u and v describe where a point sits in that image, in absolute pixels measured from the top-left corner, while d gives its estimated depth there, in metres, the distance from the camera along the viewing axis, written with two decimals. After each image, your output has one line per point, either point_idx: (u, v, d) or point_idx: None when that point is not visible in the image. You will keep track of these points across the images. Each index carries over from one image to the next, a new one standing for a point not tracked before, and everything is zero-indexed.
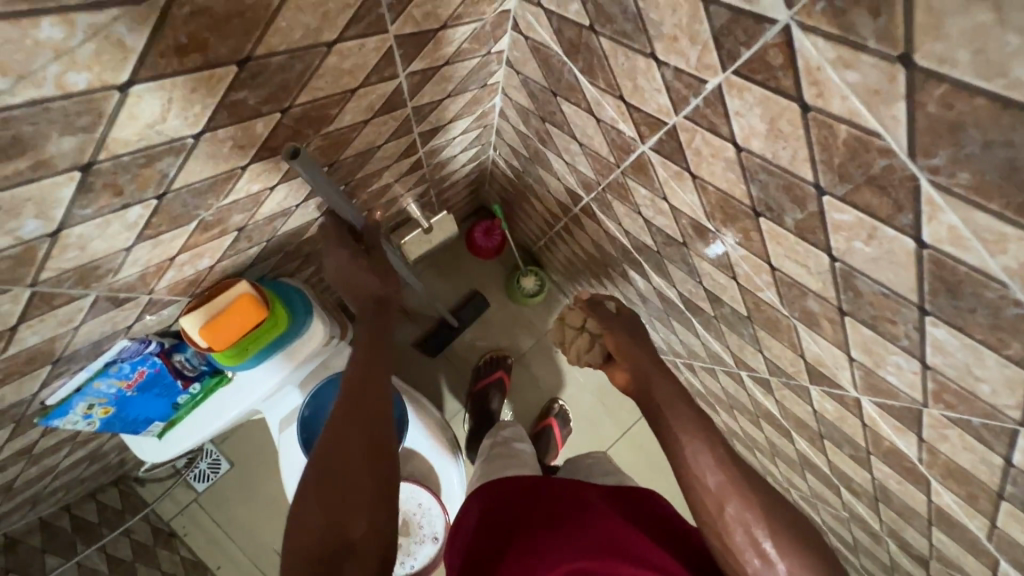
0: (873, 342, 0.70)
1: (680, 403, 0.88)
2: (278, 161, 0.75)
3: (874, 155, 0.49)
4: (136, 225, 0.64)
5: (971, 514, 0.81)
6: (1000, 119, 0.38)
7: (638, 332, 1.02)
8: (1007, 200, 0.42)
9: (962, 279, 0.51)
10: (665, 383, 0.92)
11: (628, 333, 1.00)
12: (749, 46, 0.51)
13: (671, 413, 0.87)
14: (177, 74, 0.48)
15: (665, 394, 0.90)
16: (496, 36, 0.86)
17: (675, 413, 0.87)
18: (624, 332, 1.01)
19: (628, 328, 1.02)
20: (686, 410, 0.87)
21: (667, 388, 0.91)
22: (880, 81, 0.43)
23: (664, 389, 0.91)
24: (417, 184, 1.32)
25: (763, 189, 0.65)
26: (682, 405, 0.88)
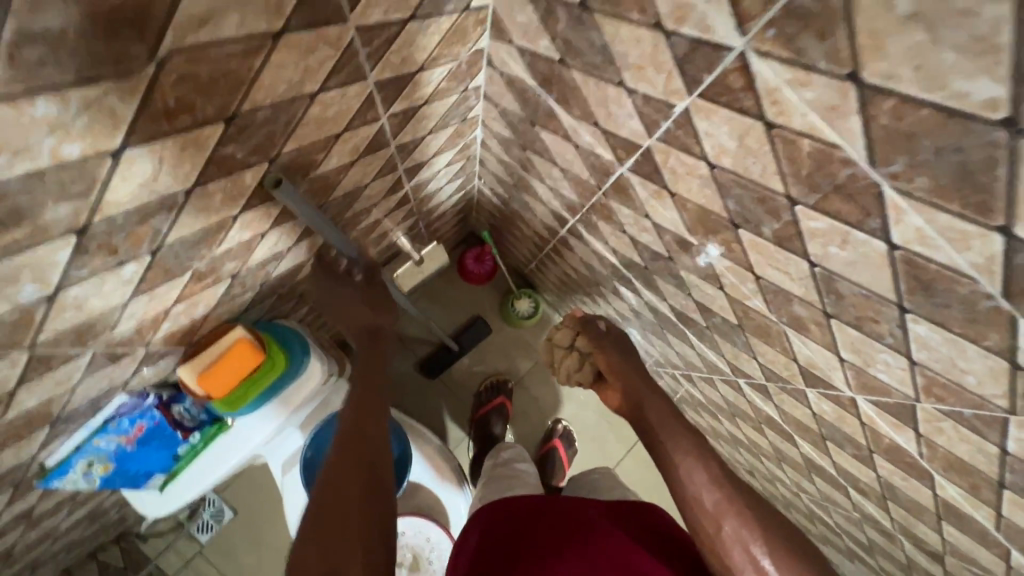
0: (860, 342, 0.72)
1: (677, 422, 0.92)
2: (268, 208, 0.77)
3: (838, 166, 0.51)
4: (131, 281, 0.65)
5: (977, 505, 0.82)
6: (949, 126, 0.40)
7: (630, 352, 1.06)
8: (965, 201, 0.44)
9: (935, 277, 0.53)
10: (661, 404, 0.95)
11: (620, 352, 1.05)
12: (710, 72, 0.54)
13: (668, 433, 0.90)
14: (166, 135, 0.49)
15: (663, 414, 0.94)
16: (472, 73, 0.90)
17: (672, 432, 0.90)
18: (617, 352, 1.06)
19: (620, 349, 1.06)
20: (683, 430, 0.90)
21: (662, 409, 0.95)
22: (834, 98, 0.46)
23: (661, 409, 0.95)
24: (406, 218, 1.35)
25: (739, 202, 0.67)
26: (678, 425, 0.91)
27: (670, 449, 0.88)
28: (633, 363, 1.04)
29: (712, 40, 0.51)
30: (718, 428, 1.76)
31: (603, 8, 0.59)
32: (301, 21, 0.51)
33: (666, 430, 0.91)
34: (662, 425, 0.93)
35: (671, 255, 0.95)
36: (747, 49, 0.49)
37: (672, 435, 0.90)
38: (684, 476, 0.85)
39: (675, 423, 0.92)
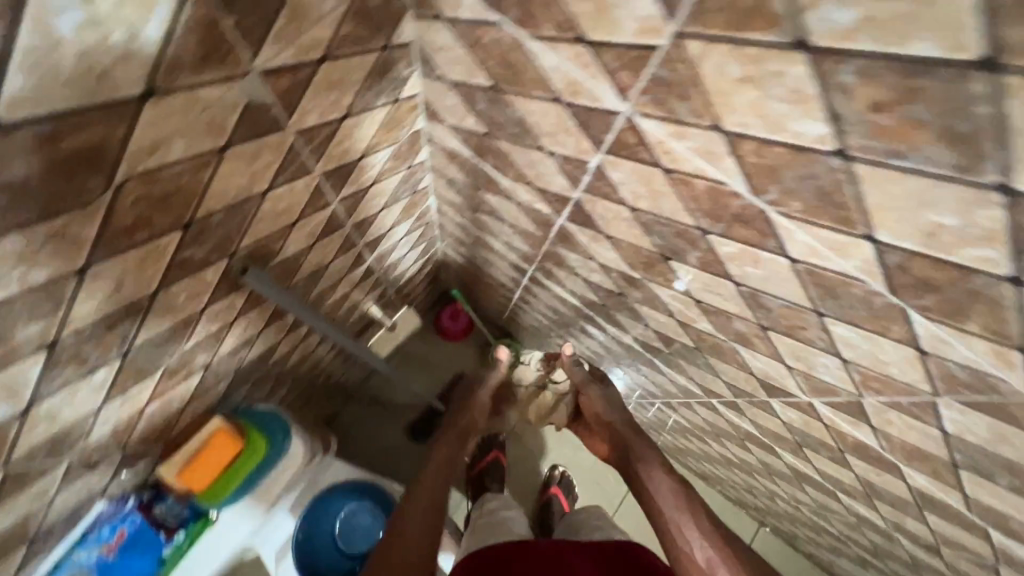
0: (798, 349, 0.77)
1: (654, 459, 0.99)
2: (235, 299, 0.81)
3: (729, 198, 0.58)
4: (102, 386, 0.68)
5: (945, 489, 0.85)
6: (799, 158, 0.48)
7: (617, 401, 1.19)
8: (832, 216, 0.51)
9: (833, 282, 0.59)
10: (645, 445, 1.03)
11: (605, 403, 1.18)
12: (609, 132, 0.62)
13: (645, 470, 0.97)
14: (127, 249, 0.54)
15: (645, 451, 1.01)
16: (415, 151, 0.99)
17: (647, 469, 0.97)
18: (604, 401, 1.19)
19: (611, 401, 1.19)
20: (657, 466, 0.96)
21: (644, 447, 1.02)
22: (708, 144, 0.53)
23: (644, 450, 1.02)
24: (375, 289, 1.41)
25: (662, 237, 0.74)
26: (655, 462, 0.98)
27: (643, 482, 0.95)
28: (620, 412, 1.16)
29: (602, 108, 0.59)
30: (709, 452, 1.78)
31: (511, 88, 0.67)
32: (244, 135, 0.57)
33: (644, 467, 0.98)
34: (641, 462, 0.99)
35: (622, 291, 1.01)
36: (631, 112, 0.57)
37: (649, 473, 0.96)
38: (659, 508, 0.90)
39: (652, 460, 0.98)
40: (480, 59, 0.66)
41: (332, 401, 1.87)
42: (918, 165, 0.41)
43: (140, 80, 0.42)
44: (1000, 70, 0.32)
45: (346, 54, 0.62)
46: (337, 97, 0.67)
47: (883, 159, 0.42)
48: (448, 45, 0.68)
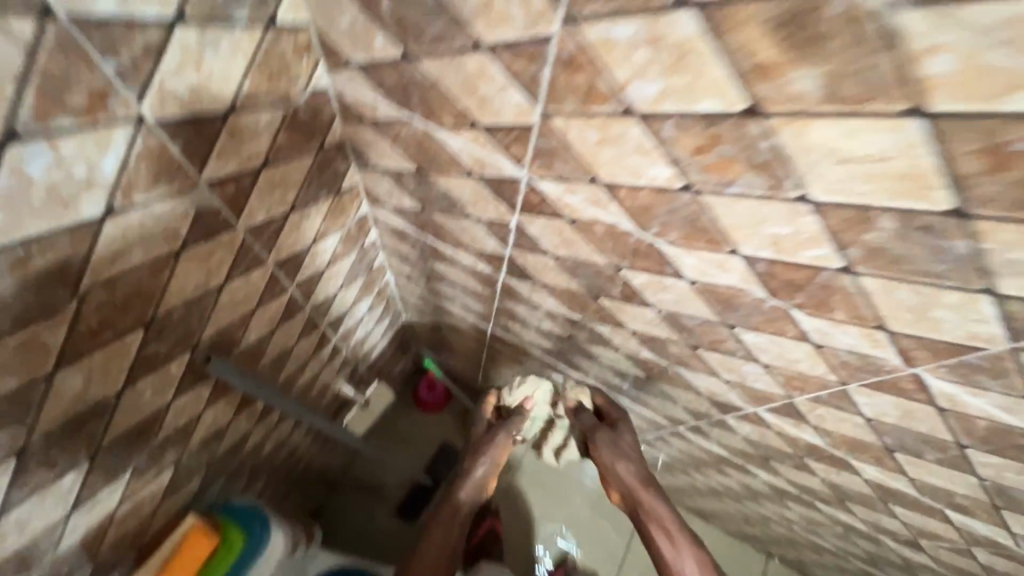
0: (727, 361, 0.85)
1: (666, 514, 0.99)
2: (201, 390, 0.86)
3: (624, 236, 0.68)
4: (71, 491, 0.70)
5: (893, 476, 0.91)
6: (661, 197, 0.58)
7: (623, 430, 1.10)
8: (703, 239, 0.61)
9: (727, 295, 0.68)
10: (653, 497, 1.01)
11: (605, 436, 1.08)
12: (518, 196, 0.72)
13: (661, 528, 0.98)
14: (92, 351, 0.60)
15: (655, 503, 1.00)
16: (363, 233, 1.08)
17: (664, 525, 0.98)
18: (606, 433, 1.09)
19: (615, 434, 1.08)
20: (672, 519, 0.98)
21: (654, 499, 1.00)
22: (594, 194, 0.64)
23: (654, 503, 1.00)
24: (345, 368, 1.45)
25: (587, 277, 0.83)
26: (666, 517, 0.98)
27: (662, 542, 0.97)
28: (628, 451, 1.06)
29: (506, 176, 0.69)
30: (698, 485, 1.79)
31: (432, 170, 0.78)
32: (197, 237, 0.65)
33: (661, 524, 0.98)
34: (657, 518, 0.99)
35: (571, 333, 1.09)
36: (528, 177, 0.67)
37: (666, 531, 0.98)
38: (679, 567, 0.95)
39: (664, 515, 0.99)
40: (403, 149, 0.77)
41: (315, 490, 1.84)
42: (742, 190, 0.51)
43: (100, 203, 0.50)
44: (762, 115, 0.43)
45: (284, 159, 0.72)
46: (281, 195, 0.76)
47: (717, 189, 0.52)
48: (374, 141, 0.79)
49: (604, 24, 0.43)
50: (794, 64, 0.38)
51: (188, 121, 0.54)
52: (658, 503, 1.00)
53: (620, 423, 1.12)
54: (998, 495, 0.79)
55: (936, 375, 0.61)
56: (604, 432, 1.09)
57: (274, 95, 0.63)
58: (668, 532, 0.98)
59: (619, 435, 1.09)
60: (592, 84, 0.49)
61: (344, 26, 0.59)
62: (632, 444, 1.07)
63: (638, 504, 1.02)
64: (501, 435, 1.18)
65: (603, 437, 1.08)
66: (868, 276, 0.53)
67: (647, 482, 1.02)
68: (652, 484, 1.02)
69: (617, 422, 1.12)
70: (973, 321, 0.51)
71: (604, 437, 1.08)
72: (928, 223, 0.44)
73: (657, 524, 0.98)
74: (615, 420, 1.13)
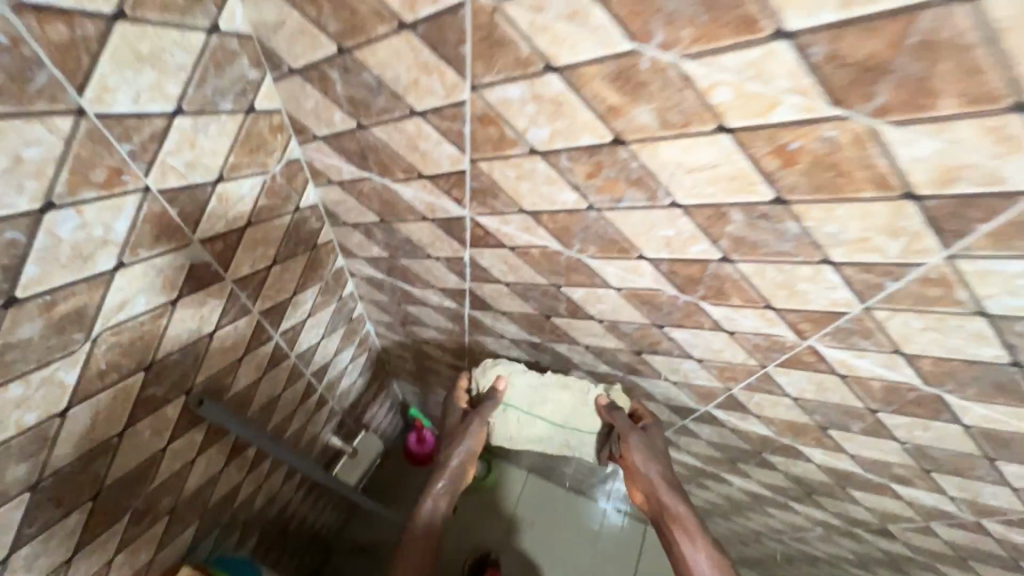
0: (669, 362, 0.96)
1: (688, 516, 0.90)
2: (194, 434, 0.93)
3: (556, 256, 0.81)
4: (74, 532, 0.77)
5: (837, 455, 0.99)
6: (573, 218, 0.71)
7: (652, 428, 1.02)
8: (615, 250, 0.73)
9: (649, 297, 0.80)
10: (676, 499, 0.92)
11: (636, 429, 1.00)
12: (466, 232, 0.85)
13: (685, 533, 0.88)
14: (100, 391, 0.69)
15: (678, 507, 0.91)
16: (340, 285, 1.20)
17: (687, 530, 0.88)
18: (637, 427, 1.00)
19: (642, 428, 1.01)
20: (693, 524, 0.89)
21: (676, 502, 0.92)
22: (524, 223, 0.77)
23: (677, 506, 0.91)
24: (332, 419, 1.51)
25: (536, 299, 0.95)
26: (687, 518, 0.90)
27: (685, 546, 0.88)
28: (659, 453, 0.97)
29: (453, 216, 0.83)
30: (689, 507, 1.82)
31: (393, 218, 0.91)
32: (191, 288, 0.77)
33: (682, 526, 0.89)
34: (679, 521, 0.90)
35: (536, 358, 1.19)
36: (470, 214, 0.80)
37: (690, 535, 0.88)
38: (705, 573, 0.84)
39: (684, 518, 0.89)
40: (366, 203, 0.91)
41: (308, 554, 1.83)
42: (629, 204, 0.64)
43: (112, 258, 0.62)
44: (624, 143, 0.57)
45: (265, 219, 0.85)
46: (264, 250, 0.88)
47: (612, 205, 0.66)
48: (342, 199, 0.93)
49: (499, 89, 0.58)
50: (633, 105, 0.52)
51: (183, 189, 0.67)
52: (677, 505, 0.92)
53: (648, 423, 1.03)
54: (923, 457, 0.88)
55: (825, 343, 0.72)
56: (633, 425, 1.00)
57: (254, 166, 0.77)
58: (692, 537, 0.88)
59: (648, 431, 1.00)
60: (501, 133, 0.63)
61: (308, 107, 0.74)
62: (660, 443, 0.99)
63: (666, 505, 0.92)
64: (477, 419, 1.06)
65: (631, 431, 0.99)
66: (741, 263, 0.65)
67: (671, 483, 0.94)
68: (678, 489, 0.94)
69: (644, 421, 1.05)
70: (828, 290, 0.63)
71: (635, 430, 0.99)
72: (763, 212, 0.57)
73: (680, 527, 0.89)
74: (644, 418, 1.04)
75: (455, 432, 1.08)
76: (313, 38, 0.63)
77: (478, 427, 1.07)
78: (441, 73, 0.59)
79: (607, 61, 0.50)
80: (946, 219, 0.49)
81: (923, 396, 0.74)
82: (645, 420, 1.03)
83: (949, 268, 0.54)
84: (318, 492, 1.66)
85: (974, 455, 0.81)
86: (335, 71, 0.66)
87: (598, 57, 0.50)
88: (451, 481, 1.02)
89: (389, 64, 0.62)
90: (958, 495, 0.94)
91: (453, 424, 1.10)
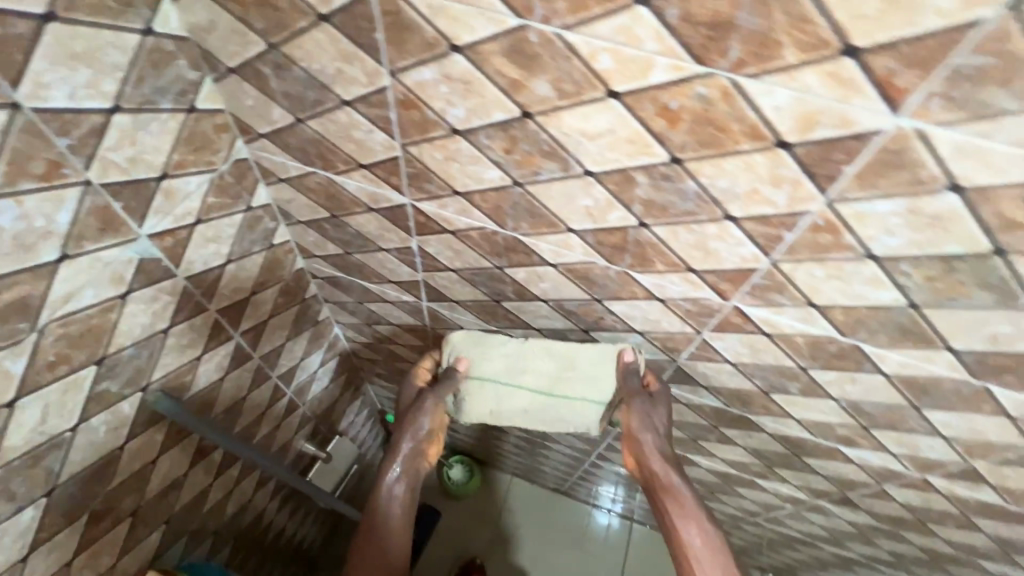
0: (617, 338, 0.99)
1: (682, 489, 0.89)
2: (155, 434, 0.95)
3: (494, 237, 0.85)
4: (29, 529, 0.78)
5: (785, 421, 1.03)
6: (501, 195, 0.75)
7: (659, 395, 0.97)
8: (544, 225, 0.78)
9: (583, 271, 0.84)
10: (673, 471, 0.91)
11: (642, 394, 0.95)
12: (409, 220, 0.89)
13: (676, 506, 0.88)
14: (50, 383, 0.71)
15: (675, 478, 0.90)
16: (302, 286, 1.23)
17: (680, 502, 0.88)
18: (643, 392, 0.95)
19: (648, 393, 0.96)
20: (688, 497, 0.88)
21: (671, 474, 0.91)
22: (459, 205, 0.81)
23: (673, 478, 0.90)
24: (305, 425, 1.53)
25: (485, 284, 0.99)
26: (681, 491, 0.89)
27: (675, 517, 0.87)
28: (658, 421, 0.95)
29: (395, 205, 0.87)
30: None
31: (342, 212, 0.95)
32: (141, 283, 0.79)
33: (675, 500, 0.88)
34: (675, 493, 0.89)
35: None
36: (410, 201, 0.84)
37: (682, 508, 0.87)
38: (689, 547, 0.85)
39: (679, 491, 0.88)
40: (315, 199, 0.94)
41: (288, 568, 1.82)
42: (547, 176, 0.69)
43: (56, 249, 0.65)
44: (531, 116, 0.61)
45: (215, 216, 0.88)
46: (216, 248, 0.91)
47: (533, 179, 0.70)
48: (292, 197, 0.96)
49: (414, 72, 0.62)
50: (531, 77, 0.57)
51: (125, 184, 0.71)
52: (675, 476, 0.91)
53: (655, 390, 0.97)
54: (859, 414, 0.92)
55: (747, 303, 0.77)
56: (640, 389, 0.95)
57: (200, 164, 0.81)
58: (686, 510, 0.87)
59: (653, 397, 0.96)
60: (423, 116, 0.68)
61: (249, 105, 0.78)
62: (662, 411, 0.96)
63: (662, 474, 0.91)
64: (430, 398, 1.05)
65: (637, 398, 0.94)
66: (656, 227, 0.70)
67: (669, 454, 0.93)
68: (677, 460, 0.93)
69: (652, 384, 0.97)
70: (736, 247, 0.68)
71: (643, 396, 0.94)
72: (663, 173, 0.62)
73: (674, 500, 0.88)
74: (653, 382, 0.98)
75: (411, 411, 1.07)
76: (244, 36, 0.67)
77: (432, 405, 1.06)
78: (361, 61, 0.64)
79: (500, 37, 0.54)
80: (817, 165, 0.54)
81: (843, 348, 0.78)
82: (652, 385, 0.97)
83: (831, 213, 0.58)
84: (294, 501, 1.67)
85: (902, 406, 0.85)
86: (267, 68, 0.71)
87: (492, 34, 0.54)
88: (407, 459, 1.02)
89: (314, 56, 0.66)
90: (899, 452, 0.97)
91: (411, 403, 1.09)
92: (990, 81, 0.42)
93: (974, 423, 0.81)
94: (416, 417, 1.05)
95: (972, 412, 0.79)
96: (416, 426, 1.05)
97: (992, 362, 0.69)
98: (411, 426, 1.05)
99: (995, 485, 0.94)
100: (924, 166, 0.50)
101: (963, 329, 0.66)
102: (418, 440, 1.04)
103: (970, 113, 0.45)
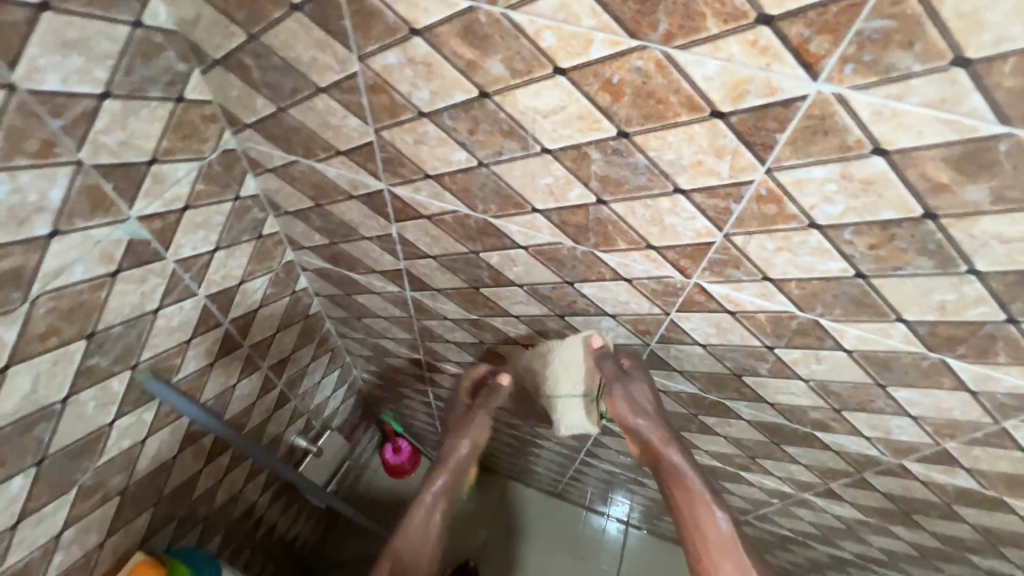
0: (591, 323, 1.02)
1: (684, 469, 0.88)
2: (144, 414, 0.98)
3: (467, 220, 0.88)
4: (19, 497, 0.82)
5: (760, 406, 1.04)
6: (469, 177, 0.79)
7: (638, 373, 0.98)
8: (511, 206, 0.81)
9: (552, 254, 0.87)
10: (672, 450, 0.90)
11: (621, 377, 0.97)
12: (388, 207, 0.93)
13: (683, 487, 0.86)
14: (41, 354, 0.76)
15: (674, 457, 0.89)
16: (293, 278, 1.27)
17: (685, 482, 0.86)
18: (621, 373, 0.97)
19: (626, 374, 0.98)
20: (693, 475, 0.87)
21: (669, 452, 0.89)
22: (432, 190, 0.85)
23: (673, 456, 0.89)
24: (297, 419, 1.56)
25: (463, 270, 1.02)
26: (683, 470, 0.87)
27: (684, 500, 0.85)
28: (645, 402, 0.94)
29: (374, 191, 0.91)
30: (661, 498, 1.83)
31: (325, 201, 0.99)
32: (131, 263, 0.84)
33: (680, 480, 0.87)
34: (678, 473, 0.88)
35: (480, 337, 1.25)
36: (387, 186, 0.89)
37: (688, 489, 0.85)
38: (703, 530, 0.82)
39: (682, 469, 0.87)
40: (300, 188, 0.99)
41: (281, 565, 1.84)
42: (509, 156, 0.72)
43: (48, 224, 0.70)
44: (489, 96, 0.65)
45: (204, 203, 0.93)
46: (206, 234, 0.96)
47: (497, 159, 0.74)
48: (279, 187, 1.01)
49: (381, 57, 0.67)
50: (485, 57, 0.61)
51: (115, 166, 0.76)
52: (674, 453, 0.89)
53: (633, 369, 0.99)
54: (829, 396, 0.93)
55: (707, 280, 0.79)
56: (619, 371, 0.97)
57: (189, 151, 0.86)
58: (691, 490, 0.85)
59: (632, 376, 0.97)
60: (392, 100, 0.72)
61: (234, 96, 0.84)
62: (646, 388, 0.96)
63: (661, 455, 0.90)
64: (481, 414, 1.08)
65: (617, 381, 0.96)
66: (614, 203, 0.73)
67: (664, 432, 0.92)
68: (674, 437, 0.91)
69: (630, 364, 0.99)
70: (690, 221, 0.71)
71: (619, 377, 0.97)
72: (613, 148, 0.65)
73: (677, 480, 0.87)
74: (630, 360, 1.00)
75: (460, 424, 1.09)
76: (227, 28, 0.73)
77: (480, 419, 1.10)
78: (333, 48, 0.69)
79: (454, 19, 0.59)
80: (751, 134, 0.57)
81: (803, 324, 0.80)
82: (628, 365, 0.99)
83: (772, 182, 0.61)
84: (287, 497, 1.69)
85: (868, 385, 0.86)
86: (249, 58, 0.76)
87: (446, 16, 0.59)
88: (455, 469, 1.02)
89: (291, 45, 0.71)
90: (873, 435, 0.98)
91: (458, 418, 1.12)
92: (894, 44, 0.45)
93: (939, 400, 0.82)
94: (466, 429, 1.07)
95: (935, 388, 0.80)
96: (467, 436, 1.06)
97: (944, 332, 0.71)
98: (458, 437, 1.06)
99: (970, 468, 0.95)
100: (849, 131, 0.53)
101: (911, 298, 0.68)
102: (466, 452, 1.05)
103: (881, 76, 0.48)
